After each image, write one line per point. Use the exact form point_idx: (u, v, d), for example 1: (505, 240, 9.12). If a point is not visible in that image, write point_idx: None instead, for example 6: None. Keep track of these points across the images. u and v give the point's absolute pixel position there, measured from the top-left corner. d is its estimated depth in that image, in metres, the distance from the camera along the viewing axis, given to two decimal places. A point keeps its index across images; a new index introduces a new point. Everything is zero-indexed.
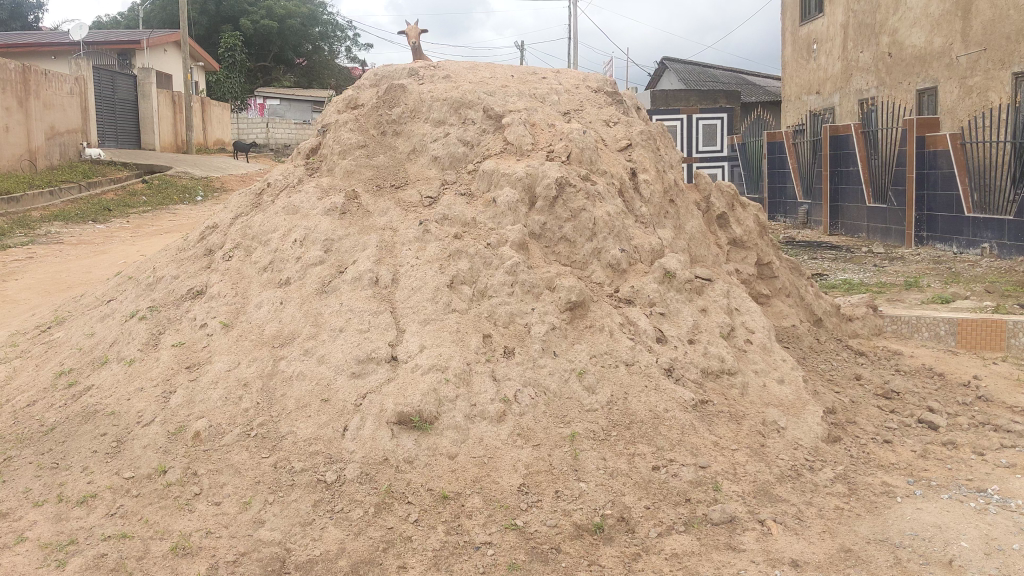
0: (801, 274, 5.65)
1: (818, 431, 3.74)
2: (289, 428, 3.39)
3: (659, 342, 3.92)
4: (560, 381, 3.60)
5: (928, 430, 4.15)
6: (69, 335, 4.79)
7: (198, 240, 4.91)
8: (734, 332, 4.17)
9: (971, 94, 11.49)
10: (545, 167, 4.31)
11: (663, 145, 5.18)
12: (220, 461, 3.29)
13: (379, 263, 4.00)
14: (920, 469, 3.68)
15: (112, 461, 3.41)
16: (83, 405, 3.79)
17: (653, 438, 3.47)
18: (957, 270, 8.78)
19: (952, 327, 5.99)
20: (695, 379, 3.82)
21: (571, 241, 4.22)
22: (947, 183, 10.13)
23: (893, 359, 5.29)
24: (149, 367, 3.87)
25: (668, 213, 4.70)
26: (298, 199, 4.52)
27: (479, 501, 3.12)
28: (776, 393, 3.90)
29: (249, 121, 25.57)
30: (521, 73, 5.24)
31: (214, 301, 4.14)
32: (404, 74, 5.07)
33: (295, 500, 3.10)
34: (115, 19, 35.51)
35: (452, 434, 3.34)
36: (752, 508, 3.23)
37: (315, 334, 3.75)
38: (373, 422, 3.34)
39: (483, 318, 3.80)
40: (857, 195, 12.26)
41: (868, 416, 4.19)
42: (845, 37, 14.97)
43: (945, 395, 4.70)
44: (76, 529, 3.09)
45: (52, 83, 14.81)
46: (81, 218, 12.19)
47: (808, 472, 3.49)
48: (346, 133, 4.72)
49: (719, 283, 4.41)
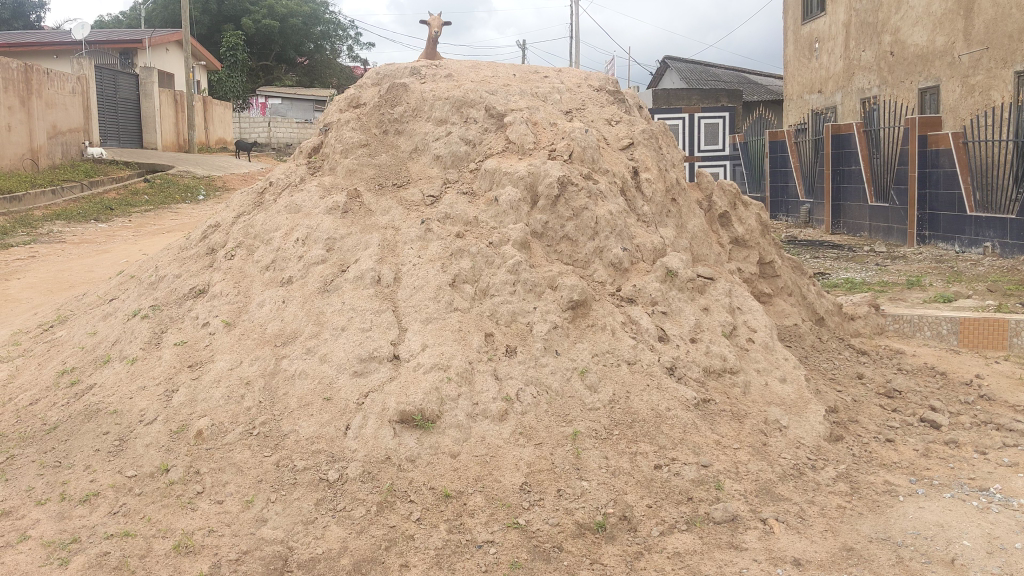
0: (803, 273, 5.65)
1: (819, 430, 3.73)
2: (291, 427, 3.39)
3: (660, 341, 3.92)
4: (561, 380, 3.61)
5: (930, 428, 4.15)
6: (71, 334, 4.80)
7: (199, 239, 4.91)
8: (736, 331, 4.17)
9: (973, 93, 11.48)
10: (547, 166, 4.31)
11: (665, 144, 5.17)
12: (222, 460, 3.29)
13: (380, 262, 4.00)
14: (923, 468, 3.68)
15: (114, 460, 3.41)
16: (85, 403, 3.80)
17: (655, 437, 3.47)
18: (959, 269, 8.77)
19: (953, 326, 5.98)
20: (696, 378, 3.81)
21: (573, 239, 4.22)
22: (948, 182, 10.14)
23: (895, 358, 5.29)
24: (151, 366, 3.88)
25: (670, 212, 4.70)
26: (300, 199, 4.52)
27: (481, 500, 3.12)
28: (778, 392, 3.90)
29: (251, 121, 25.57)
30: (522, 72, 5.23)
31: (215, 300, 4.14)
32: (406, 73, 5.05)
33: (297, 499, 3.11)
34: (116, 18, 35.56)
35: (454, 433, 3.34)
36: (754, 507, 3.23)
37: (316, 333, 3.75)
38: (375, 421, 3.35)
39: (485, 317, 3.80)
40: (859, 194, 12.25)
41: (870, 415, 4.19)
42: (846, 36, 14.95)
43: (947, 394, 4.70)
44: (79, 527, 3.09)
45: (54, 83, 14.83)
46: (82, 216, 12.22)
47: (810, 471, 3.49)
48: (347, 132, 4.73)
49: (721, 282, 4.40)
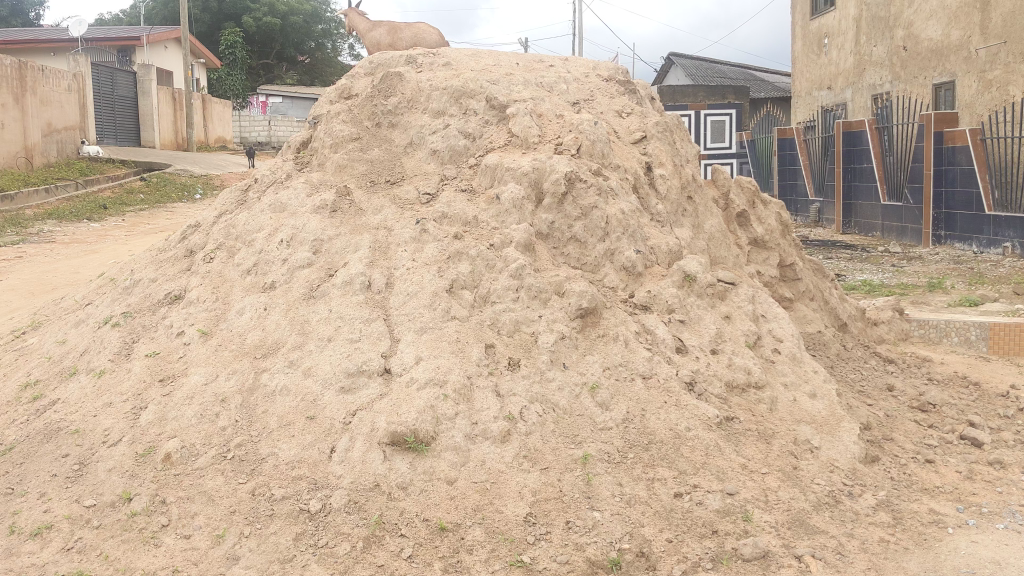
0: (824, 277, 5.29)
1: (855, 451, 3.38)
2: (270, 450, 3.05)
3: (679, 353, 3.58)
4: (569, 397, 3.26)
5: (972, 447, 3.81)
6: (42, 342, 4.46)
7: (179, 239, 4.54)
8: (761, 342, 3.83)
9: (989, 89, 11.15)
10: (554, 161, 3.97)
11: (680, 138, 4.81)
12: (191, 487, 2.95)
13: (371, 266, 3.67)
14: (969, 493, 3.34)
15: (72, 487, 3.05)
16: (45, 422, 3.44)
17: (674, 460, 3.12)
18: (979, 270, 8.46)
19: (983, 331, 5.64)
20: (719, 395, 3.46)
21: (582, 241, 3.86)
22: (966, 180, 9.74)
23: (924, 367, 4.94)
24: (119, 380, 3.53)
25: (686, 211, 4.35)
26: (285, 196, 4.18)
27: (481, 533, 2.79)
28: (809, 409, 3.55)
29: (250, 119, 25.28)
30: (526, 61, 4.87)
31: (192, 307, 3.79)
32: (401, 62, 4.70)
33: (274, 533, 2.76)
34: (116, 16, 35.37)
35: (451, 457, 3.00)
36: (787, 541, 2.88)
37: (300, 344, 3.41)
38: (363, 443, 3.01)
39: (485, 326, 3.46)
40: (871, 193, 11.88)
41: (906, 432, 3.85)
42: (857, 30, 14.57)
43: (984, 407, 4.36)
44: (27, 566, 2.74)
45: (50, 80, 14.51)
46: (75, 215, 11.90)
47: (847, 499, 3.13)
48: (338, 125, 4.39)
49: (743, 287, 4.05)
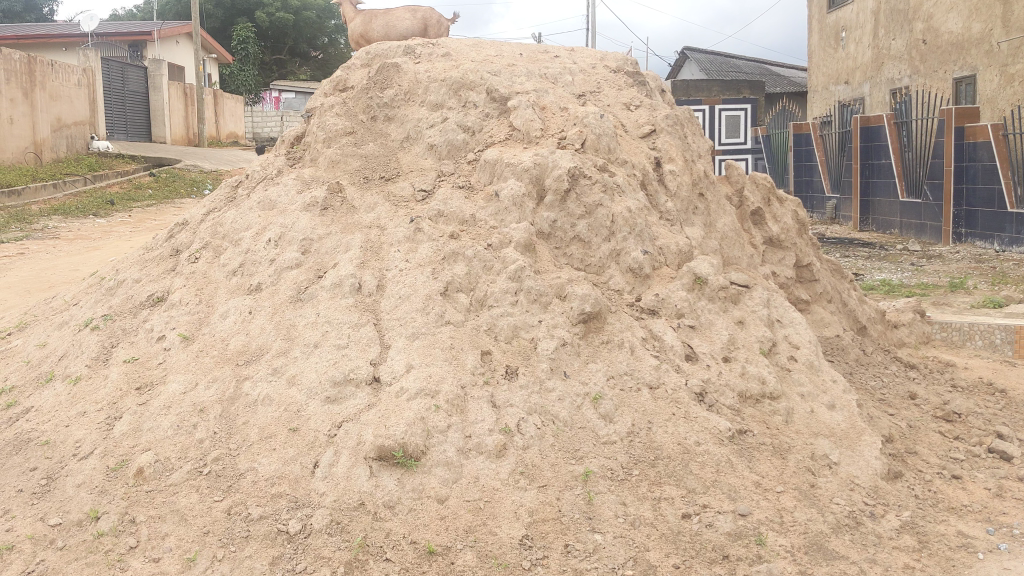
0: (842, 277, 5.04)
1: (877, 467, 3.15)
2: (249, 465, 2.85)
3: (688, 361, 3.35)
4: (570, 409, 3.04)
5: (1001, 461, 3.56)
6: (25, 343, 4.29)
7: (166, 237, 4.36)
8: (776, 349, 3.59)
9: (1012, 83, 10.82)
10: (556, 156, 3.75)
11: (691, 132, 4.57)
12: (164, 506, 2.76)
13: (362, 267, 3.46)
14: (999, 513, 3.10)
15: (38, 503, 2.87)
16: (16, 432, 3.27)
17: (682, 478, 2.90)
18: (1003, 269, 8.16)
19: (1008, 335, 5.38)
20: (730, 406, 3.24)
21: (585, 241, 3.64)
22: (988, 176, 9.42)
23: (947, 373, 4.68)
24: (94, 388, 3.35)
25: (697, 209, 4.12)
26: (275, 193, 3.99)
27: (472, 557, 2.58)
28: (827, 421, 3.32)
29: (264, 115, 25.01)
30: (530, 51, 4.64)
31: (174, 309, 3.60)
32: (399, 52, 4.47)
33: (248, 557, 2.57)
34: (130, 11, 35.33)
35: (442, 473, 2.79)
36: (804, 568, 2.65)
37: (285, 350, 3.21)
38: (348, 458, 2.81)
39: (481, 332, 3.25)
40: (889, 189, 11.57)
41: (930, 445, 3.62)
42: (875, 23, 14.23)
43: (1012, 416, 4.10)
44: None
45: (59, 74, 14.39)
46: (81, 211, 11.77)
47: (869, 520, 2.90)
48: (331, 118, 4.18)
49: (757, 290, 3.81)
